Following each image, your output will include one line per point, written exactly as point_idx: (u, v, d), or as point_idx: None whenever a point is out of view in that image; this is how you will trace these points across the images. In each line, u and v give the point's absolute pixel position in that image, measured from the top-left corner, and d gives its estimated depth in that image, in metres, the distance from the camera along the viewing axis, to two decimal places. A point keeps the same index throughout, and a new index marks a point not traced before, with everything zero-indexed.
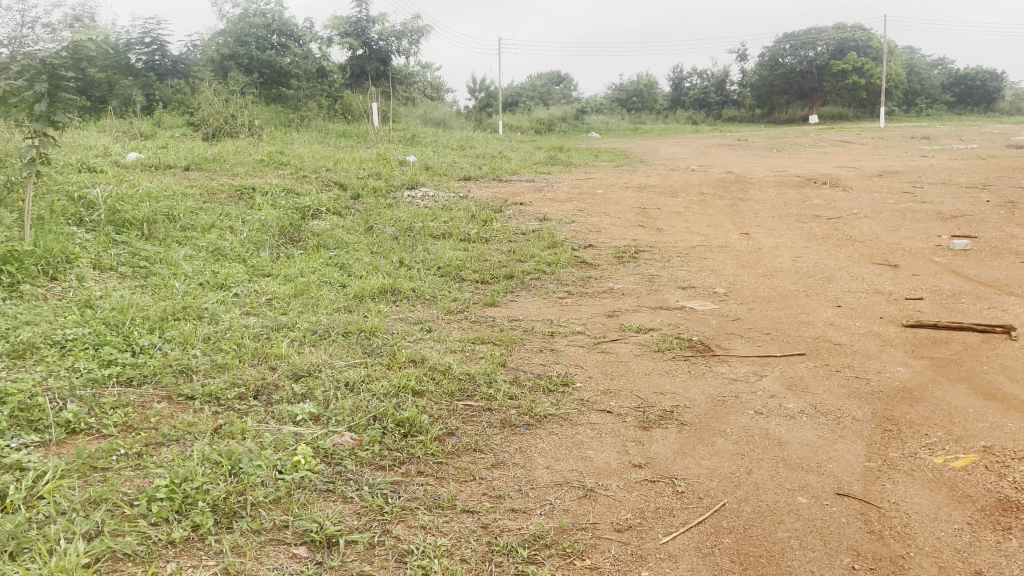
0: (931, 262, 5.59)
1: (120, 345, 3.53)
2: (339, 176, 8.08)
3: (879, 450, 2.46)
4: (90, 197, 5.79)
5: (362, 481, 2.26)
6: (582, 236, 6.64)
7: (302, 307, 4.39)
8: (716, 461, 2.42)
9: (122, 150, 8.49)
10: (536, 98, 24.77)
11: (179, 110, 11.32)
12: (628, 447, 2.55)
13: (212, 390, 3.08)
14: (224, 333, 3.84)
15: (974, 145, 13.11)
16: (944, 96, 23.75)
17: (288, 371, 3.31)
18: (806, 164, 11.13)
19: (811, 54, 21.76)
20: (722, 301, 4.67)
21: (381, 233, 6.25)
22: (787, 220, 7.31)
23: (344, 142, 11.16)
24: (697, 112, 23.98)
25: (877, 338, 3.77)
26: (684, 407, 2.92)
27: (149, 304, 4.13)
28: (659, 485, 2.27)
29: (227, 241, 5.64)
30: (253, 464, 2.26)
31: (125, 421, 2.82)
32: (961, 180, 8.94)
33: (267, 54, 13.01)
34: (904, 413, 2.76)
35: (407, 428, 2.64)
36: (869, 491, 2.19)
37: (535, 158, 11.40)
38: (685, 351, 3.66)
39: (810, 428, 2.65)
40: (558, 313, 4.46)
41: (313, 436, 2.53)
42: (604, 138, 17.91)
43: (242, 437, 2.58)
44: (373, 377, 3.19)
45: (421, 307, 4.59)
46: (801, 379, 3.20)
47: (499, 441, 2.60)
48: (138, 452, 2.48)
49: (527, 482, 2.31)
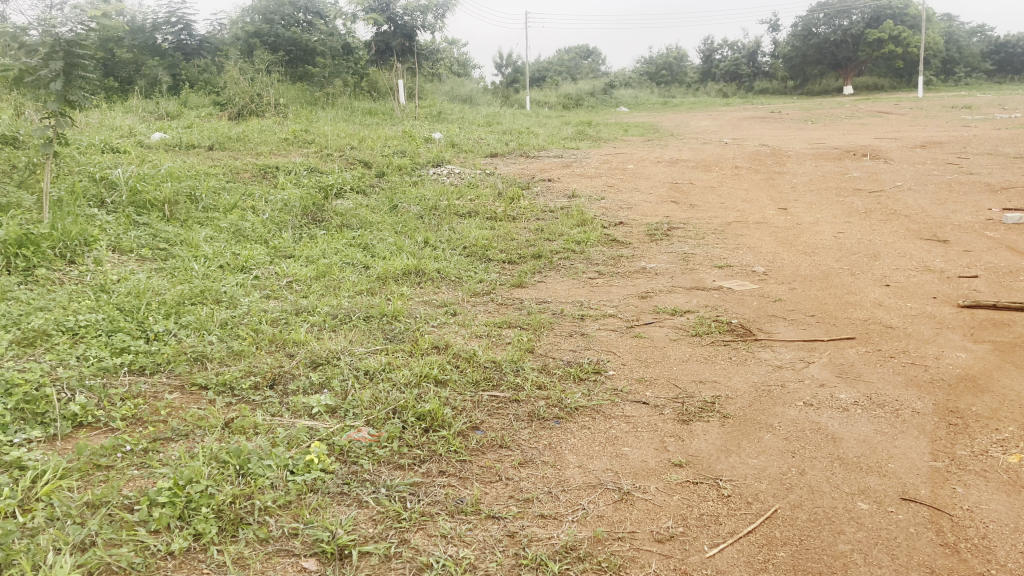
0: (983, 237, 5.29)
1: (134, 332, 3.40)
2: (364, 154, 7.91)
3: (945, 447, 2.23)
4: (111, 177, 5.67)
5: (379, 483, 2.09)
6: (612, 213, 6.40)
7: (324, 290, 4.23)
8: (764, 459, 2.22)
9: (146, 130, 8.39)
10: (565, 72, 24.37)
11: (206, 89, 11.17)
12: (666, 443, 2.36)
13: (226, 380, 2.94)
14: (241, 318, 3.70)
15: (1018, 113, 12.61)
16: (984, 64, 22.94)
17: (306, 359, 3.15)
18: (843, 136, 10.74)
19: (846, 23, 21.19)
20: (762, 281, 4.43)
21: (405, 212, 6.08)
22: (826, 194, 6.99)
23: (369, 119, 10.96)
24: (729, 83, 23.32)
25: (932, 320, 3.53)
26: (726, 398, 2.71)
27: (166, 287, 4.00)
28: (703, 488, 2.07)
29: (249, 221, 5.50)
30: (263, 465, 2.11)
31: (134, 414, 2.68)
32: (1008, 150, 8.56)
33: (293, 32, 12.83)
34: (969, 405, 2.53)
35: (428, 422, 2.46)
36: (938, 496, 1.97)
37: (563, 133, 11.15)
38: (724, 336, 3.44)
39: (867, 422, 2.43)
40: (588, 294, 4.26)
41: (328, 431, 2.37)
42: (634, 112, 17.58)
43: (254, 432, 2.43)
44: (394, 365, 3.02)
45: (446, 288, 4.41)
46: (852, 366, 2.97)
47: (527, 436, 2.42)
48: (145, 449, 2.35)
49: (558, 483, 2.12)
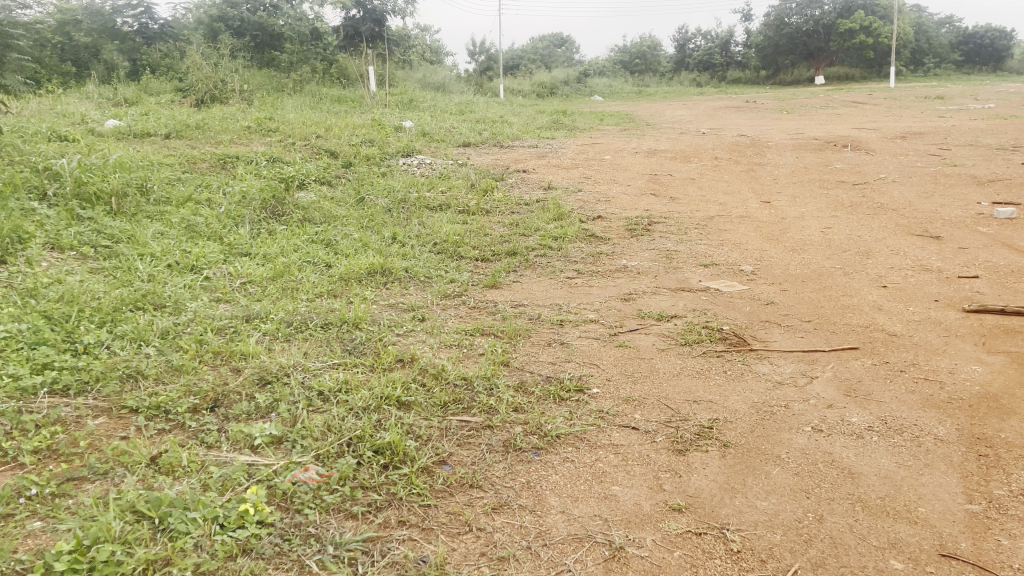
0: (976, 233, 5.07)
1: (60, 345, 3.01)
2: (331, 143, 7.52)
3: (979, 485, 1.96)
4: (55, 167, 5.21)
5: (326, 539, 1.77)
6: (590, 206, 6.10)
7: (280, 292, 3.88)
8: (775, 502, 1.93)
9: (100, 117, 7.91)
10: (539, 61, 24.02)
11: (168, 75, 10.63)
12: (661, 480, 2.06)
13: (160, 403, 2.58)
14: (185, 326, 3.33)
15: (992, 104, 12.47)
16: (953, 54, 22.87)
17: (254, 375, 2.80)
18: (821, 126, 10.50)
19: (817, 12, 20.99)
20: (751, 281, 4.14)
21: (373, 205, 5.72)
22: (809, 186, 6.74)
23: (337, 107, 10.54)
24: (702, 73, 23.08)
25: (938, 327, 3.27)
26: (724, 421, 2.41)
27: (103, 292, 3.60)
28: (707, 541, 1.78)
29: (203, 215, 5.10)
30: (187, 519, 1.77)
31: (50, 446, 2.31)
32: (989, 141, 8.39)
33: (259, 15, 12.30)
34: (997, 431, 2.25)
35: (388, 458, 2.13)
36: (982, 551, 1.70)
37: (537, 122, 10.80)
38: (717, 345, 3.15)
39: (886, 453, 2.15)
40: (566, 297, 3.95)
41: (271, 471, 2.03)
42: (607, 101, 17.35)
43: (184, 472, 2.08)
44: (353, 385, 2.68)
45: (413, 290, 4.06)
46: (859, 382, 2.70)
47: (502, 473, 2.10)
48: (52, 493, 1.97)
49: (538, 535, 1.82)
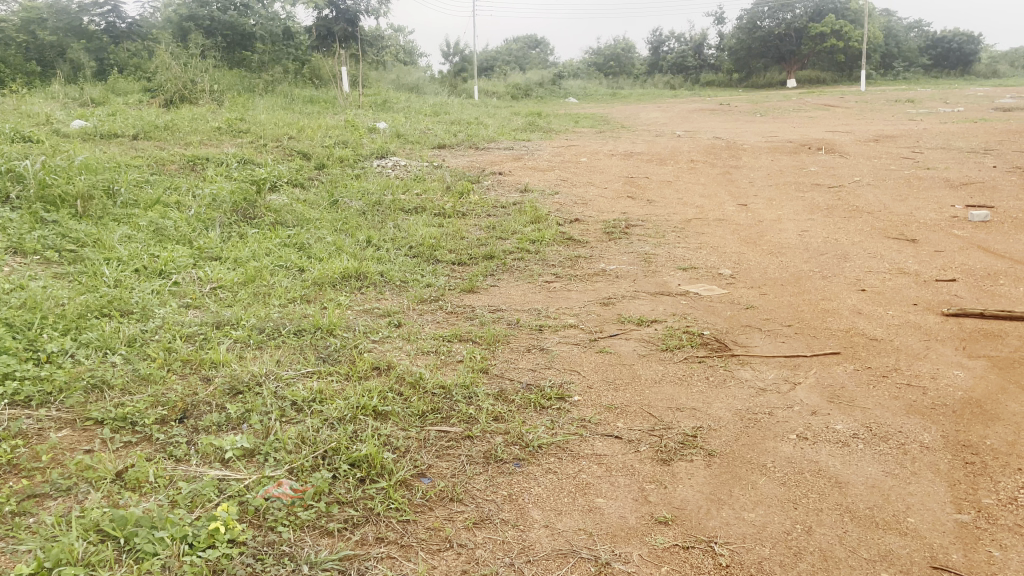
0: (951, 236, 5.09)
1: (22, 353, 2.89)
2: (304, 145, 7.41)
3: (967, 494, 1.94)
4: (18, 169, 5.05)
5: (300, 558, 1.70)
6: (567, 209, 6.05)
7: (252, 298, 3.78)
8: (763, 513, 1.89)
9: (66, 117, 7.71)
10: (513, 64, 23.99)
11: (136, 75, 10.42)
12: (646, 491, 2.01)
13: (126, 414, 2.48)
14: (152, 334, 3.22)
15: (961, 108, 12.62)
16: (921, 58, 23.21)
17: (225, 384, 2.71)
18: (794, 129, 10.57)
19: (789, 16, 21.40)
20: (730, 284, 4.12)
21: (347, 208, 5.63)
22: (784, 189, 6.76)
23: (310, 108, 10.41)
24: (676, 76, 23.18)
25: (918, 331, 3.26)
26: (708, 429, 2.37)
27: (66, 297, 3.47)
28: (695, 555, 1.74)
29: (172, 218, 4.98)
30: (155, 539, 1.69)
31: (9, 461, 2.21)
32: (960, 144, 8.48)
33: (230, 15, 12.12)
34: (982, 438, 2.24)
35: (364, 471, 2.07)
36: (973, 562, 1.68)
37: (512, 124, 10.74)
38: (698, 351, 3.11)
39: (873, 462, 2.12)
40: (545, 301, 3.89)
41: (242, 486, 1.95)
42: (582, 104, 17.33)
43: (151, 488, 1.99)
44: (327, 395, 2.60)
45: (389, 295, 3.98)
46: (842, 388, 2.67)
47: (483, 486, 2.04)
48: (11, 512, 1.87)
49: (522, 551, 1.76)
